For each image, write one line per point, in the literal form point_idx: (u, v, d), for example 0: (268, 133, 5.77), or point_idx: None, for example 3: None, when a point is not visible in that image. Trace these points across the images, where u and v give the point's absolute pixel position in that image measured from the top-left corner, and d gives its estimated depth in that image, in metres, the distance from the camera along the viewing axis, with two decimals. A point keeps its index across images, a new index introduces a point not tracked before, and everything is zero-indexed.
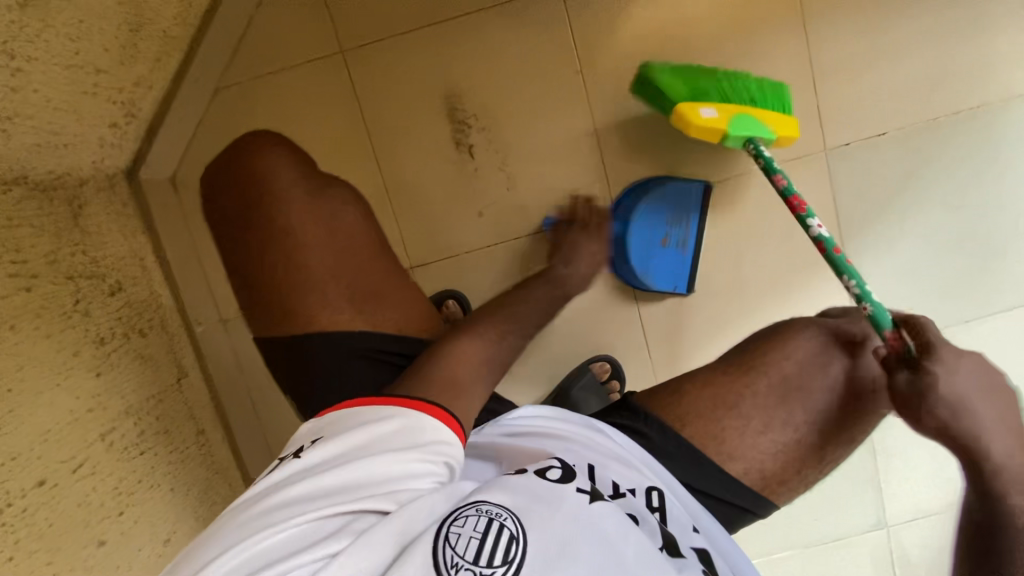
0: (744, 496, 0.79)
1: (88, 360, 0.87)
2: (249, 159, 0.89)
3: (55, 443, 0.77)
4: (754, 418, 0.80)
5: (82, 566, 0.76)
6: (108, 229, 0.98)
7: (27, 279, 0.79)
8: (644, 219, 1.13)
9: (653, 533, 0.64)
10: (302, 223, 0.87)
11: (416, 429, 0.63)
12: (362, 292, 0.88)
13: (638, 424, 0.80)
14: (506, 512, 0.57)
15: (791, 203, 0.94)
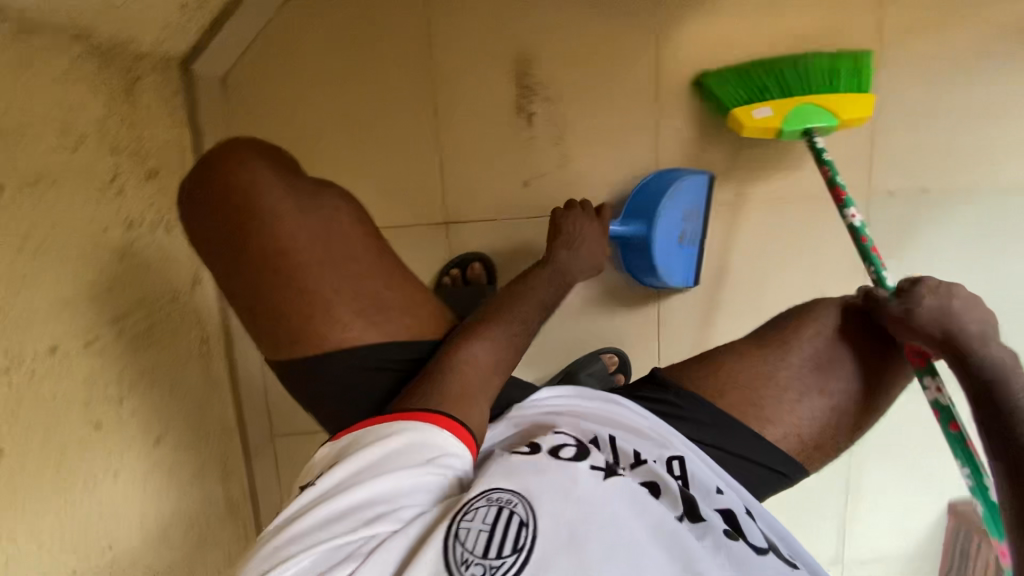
0: (778, 461, 0.81)
1: (115, 240, 0.83)
2: (224, 171, 0.74)
3: (72, 313, 0.73)
4: (792, 397, 0.81)
5: (78, 444, 0.73)
6: (153, 112, 0.94)
7: (73, 141, 0.75)
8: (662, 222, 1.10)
9: (675, 500, 0.64)
10: (293, 231, 0.74)
11: (425, 443, 0.60)
12: (368, 298, 0.77)
13: (666, 395, 0.84)
14: (516, 499, 0.54)
15: (835, 191, 0.96)
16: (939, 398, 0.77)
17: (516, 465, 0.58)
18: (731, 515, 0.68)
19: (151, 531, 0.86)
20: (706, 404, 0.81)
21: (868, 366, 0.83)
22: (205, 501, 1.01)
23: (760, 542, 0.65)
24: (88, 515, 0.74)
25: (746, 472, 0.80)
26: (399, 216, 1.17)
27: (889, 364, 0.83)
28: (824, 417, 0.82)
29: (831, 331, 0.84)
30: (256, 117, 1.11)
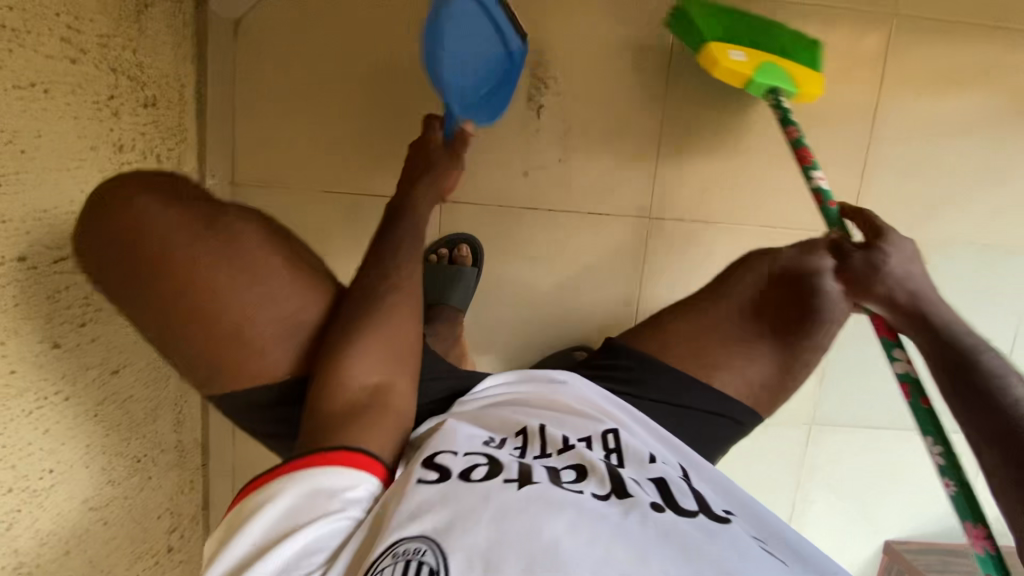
0: (727, 407, 0.83)
1: (101, 161, 0.81)
2: (106, 213, 0.65)
3: (48, 226, 0.71)
4: (736, 354, 0.84)
5: (32, 360, 0.70)
6: (161, 41, 0.93)
7: (75, 52, 0.73)
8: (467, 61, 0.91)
9: (602, 480, 0.60)
10: (194, 268, 0.66)
11: (324, 486, 0.56)
12: (288, 321, 0.71)
13: (620, 361, 0.87)
14: (425, 545, 0.50)
15: (800, 152, 0.99)
16: (909, 370, 0.82)
17: (424, 501, 0.54)
18: (663, 481, 0.63)
19: (94, 465, 0.83)
20: (649, 360, 0.85)
21: (815, 319, 0.84)
22: (154, 444, 0.98)
23: (692, 506, 0.59)
24: (30, 436, 0.71)
25: (695, 422, 0.82)
26: (394, 187, 1.16)
27: (832, 314, 0.85)
28: (778, 385, 0.85)
29: (764, 283, 0.87)
30: (266, 65, 1.10)
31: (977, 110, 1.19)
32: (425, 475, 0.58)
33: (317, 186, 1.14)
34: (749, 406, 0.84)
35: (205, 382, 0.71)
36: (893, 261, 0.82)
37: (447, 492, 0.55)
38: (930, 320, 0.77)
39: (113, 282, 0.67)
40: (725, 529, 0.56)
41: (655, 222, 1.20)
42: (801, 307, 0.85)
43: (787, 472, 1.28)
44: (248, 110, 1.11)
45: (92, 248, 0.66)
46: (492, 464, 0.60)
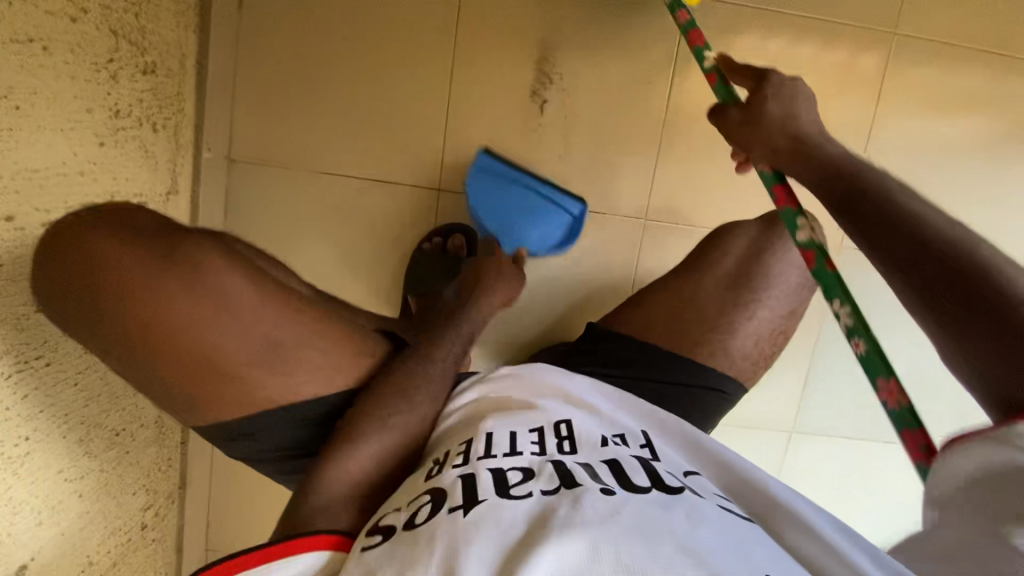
0: (710, 381, 0.87)
1: (97, 125, 0.79)
2: (72, 252, 0.63)
3: (39, 186, 0.70)
4: (717, 329, 0.88)
5: (14, 323, 0.68)
6: (164, 7, 0.91)
7: (76, 11, 0.72)
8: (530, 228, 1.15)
9: (550, 476, 0.56)
10: (156, 303, 0.62)
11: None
12: (259, 344, 0.67)
13: (601, 343, 0.91)
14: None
15: (690, 35, 0.86)
16: (811, 236, 0.65)
17: (370, 562, 0.49)
18: (616, 462, 0.59)
19: (71, 436, 0.81)
20: (626, 339, 0.91)
21: (786, 291, 0.89)
22: (133, 419, 0.96)
23: (645, 482, 0.55)
24: (8, 401, 0.69)
25: (677, 395, 0.86)
26: (393, 173, 1.15)
27: (802, 286, 0.90)
28: (758, 358, 0.90)
29: (740, 254, 0.91)
30: (269, 40, 1.08)
31: (968, 133, 1.22)
32: (368, 541, 0.53)
33: (315, 167, 1.13)
34: (732, 376, 0.88)
35: (191, 413, 0.70)
36: (774, 100, 0.69)
37: (397, 541, 0.51)
38: (859, 185, 0.56)
39: (81, 321, 0.64)
40: (681, 498, 0.52)
41: (650, 223, 1.21)
42: (773, 279, 0.89)
43: None
44: (248, 85, 1.09)
45: (59, 286, 0.64)
46: (434, 498, 0.55)
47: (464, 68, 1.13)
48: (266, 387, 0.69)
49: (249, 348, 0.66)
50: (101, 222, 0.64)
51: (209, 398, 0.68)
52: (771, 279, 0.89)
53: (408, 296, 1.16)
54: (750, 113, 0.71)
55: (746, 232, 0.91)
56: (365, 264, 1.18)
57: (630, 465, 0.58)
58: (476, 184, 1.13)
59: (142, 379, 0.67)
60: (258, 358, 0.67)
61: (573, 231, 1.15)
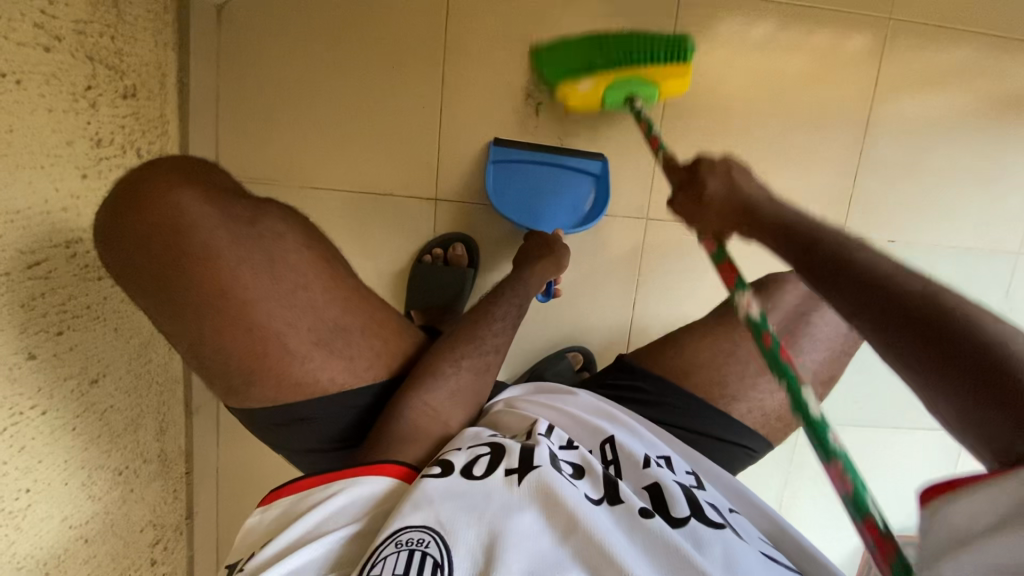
0: (746, 439, 0.83)
1: (79, 157, 0.75)
2: (149, 202, 0.60)
3: (22, 228, 0.66)
4: (756, 382, 0.83)
5: (5, 373, 0.65)
6: (141, 26, 0.86)
7: (49, 39, 0.68)
8: (554, 200, 1.13)
9: (597, 482, 0.64)
10: (234, 270, 0.63)
11: (348, 500, 0.60)
12: (324, 329, 0.69)
13: (639, 383, 0.85)
14: (428, 537, 0.55)
15: (645, 128, 0.94)
16: (750, 314, 0.65)
17: (429, 492, 0.59)
18: (657, 487, 0.65)
19: (73, 481, 0.79)
20: (673, 389, 0.83)
21: (828, 353, 0.85)
22: (137, 454, 0.93)
23: (684, 512, 0.62)
24: (6, 454, 0.66)
25: (711, 450, 0.82)
26: (389, 184, 1.12)
27: (843, 351, 0.86)
28: (789, 419, 0.85)
29: (786, 309, 0.85)
30: (253, 55, 1.04)
31: (963, 115, 1.21)
32: (428, 471, 0.63)
33: (307, 182, 1.10)
34: (763, 437, 0.84)
35: (241, 391, 0.69)
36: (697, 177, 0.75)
37: (453, 489, 0.60)
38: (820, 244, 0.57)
39: (142, 283, 0.62)
40: (718, 535, 0.59)
41: (653, 223, 1.19)
42: (816, 340, 0.84)
43: (775, 471, 1.30)
44: (233, 101, 1.05)
45: (114, 240, 0.61)
46: (492, 452, 0.66)
47: (456, 73, 1.09)
48: (326, 369, 0.70)
49: (318, 327, 0.69)
50: (185, 175, 0.63)
51: (264, 376, 0.67)
52: (813, 336, 0.84)
53: (411, 309, 1.16)
54: (698, 193, 0.74)
55: (799, 285, 0.85)
56: (366, 278, 1.15)
57: (669, 492, 0.64)
58: (498, 182, 1.12)
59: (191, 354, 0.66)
60: (322, 341, 0.69)
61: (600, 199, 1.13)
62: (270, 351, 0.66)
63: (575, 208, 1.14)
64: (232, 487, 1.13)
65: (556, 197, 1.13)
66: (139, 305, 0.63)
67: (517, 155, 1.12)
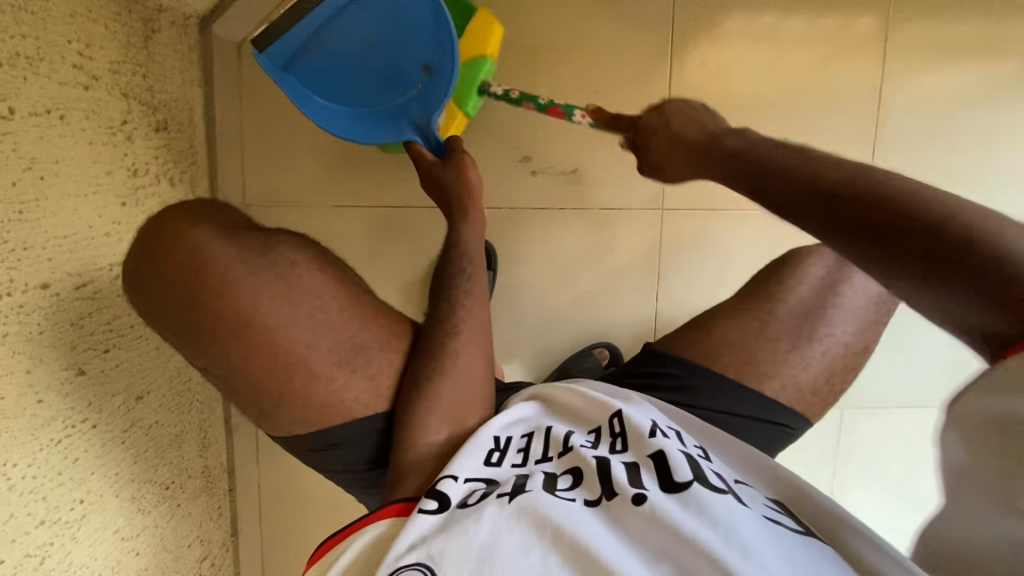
0: (779, 416, 0.80)
1: (119, 186, 0.81)
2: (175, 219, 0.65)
3: (69, 251, 0.71)
4: (788, 360, 0.80)
5: (57, 388, 0.69)
6: (169, 65, 0.93)
7: (88, 78, 0.74)
8: (367, 86, 0.87)
9: (592, 484, 0.59)
10: (254, 298, 0.65)
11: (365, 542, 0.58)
12: (344, 335, 0.70)
13: (665, 367, 0.84)
14: (421, 571, 0.51)
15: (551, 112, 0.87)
16: None
17: (423, 532, 0.55)
18: (661, 455, 0.61)
19: (123, 494, 0.82)
20: (700, 370, 0.81)
21: (861, 325, 0.82)
22: (181, 470, 0.96)
23: (687, 476, 0.57)
24: (59, 466, 0.70)
25: (746, 432, 0.80)
26: (406, 197, 1.15)
27: (877, 320, 0.82)
28: (826, 395, 0.82)
29: (814, 284, 0.82)
30: (270, 84, 1.09)
31: (982, 81, 1.18)
32: (424, 504, 0.59)
33: (329, 202, 1.14)
34: (799, 412, 0.81)
35: (266, 411, 0.71)
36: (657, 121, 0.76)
37: (448, 524, 0.56)
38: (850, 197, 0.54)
39: (171, 310, 0.65)
40: (723, 496, 0.55)
41: (669, 215, 1.19)
42: (848, 310, 0.81)
43: (822, 457, 1.27)
44: (255, 132, 1.11)
45: (143, 281, 0.65)
46: (488, 485, 0.61)
47: None
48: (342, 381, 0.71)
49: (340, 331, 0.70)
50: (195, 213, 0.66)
51: (288, 383, 0.68)
52: (844, 307, 0.81)
53: None
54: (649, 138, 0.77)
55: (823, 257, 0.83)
56: (391, 289, 1.18)
57: (674, 458, 0.60)
58: (303, 92, 0.86)
59: (215, 374, 0.67)
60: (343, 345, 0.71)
61: (431, 16, 0.82)
62: (296, 351, 0.67)
63: (429, 66, 0.86)
64: (273, 505, 1.15)
65: (373, 75, 0.86)
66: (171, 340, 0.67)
67: (300, 42, 0.82)
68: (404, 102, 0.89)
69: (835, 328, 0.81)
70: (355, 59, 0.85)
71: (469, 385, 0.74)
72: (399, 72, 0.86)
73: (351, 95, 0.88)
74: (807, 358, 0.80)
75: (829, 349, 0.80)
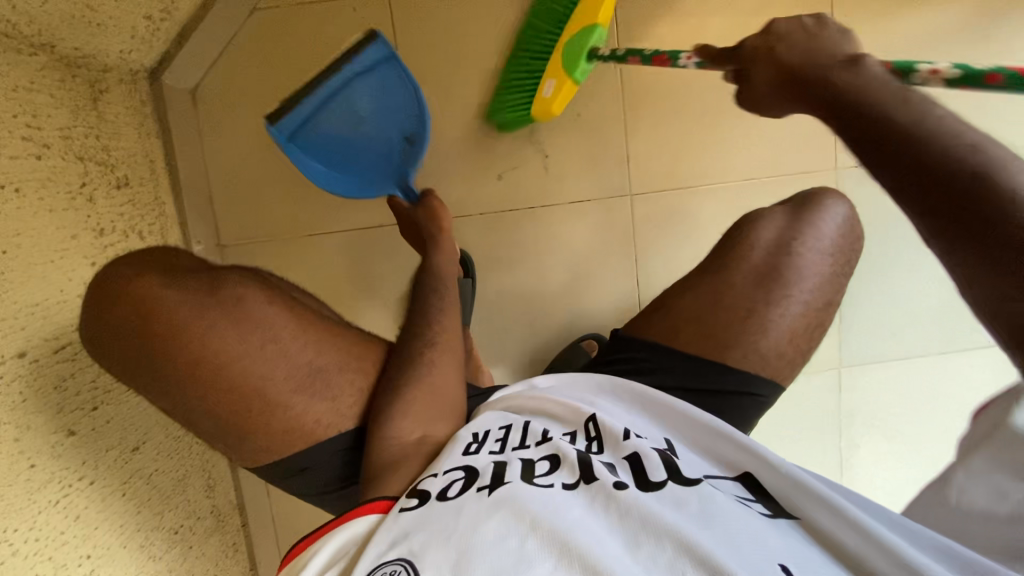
0: (742, 383, 0.79)
1: (85, 247, 0.83)
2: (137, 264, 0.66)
3: (44, 318, 0.73)
4: (748, 327, 0.80)
5: (49, 451, 0.71)
6: (122, 121, 0.96)
7: (39, 148, 0.76)
8: (362, 154, 0.96)
9: (572, 467, 0.62)
10: (206, 336, 0.67)
11: (338, 546, 0.59)
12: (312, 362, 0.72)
13: (626, 350, 0.85)
14: (401, 567, 0.52)
15: (657, 61, 0.90)
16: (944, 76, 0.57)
17: (403, 528, 0.57)
18: (638, 458, 0.63)
19: (132, 543, 0.84)
20: (658, 349, 0.82)
21: (819, 283, 0.82)
22: (189, 512, 0.98)
23: (662, 476, 0.60)
24: (62, 525, 0.72)
25: (713, 403, 0.79)
26: (376, 215, 1.16)
27: (835, 274, 0.83)
28: (797, 364, 0.82)
29: (766, 246, 0.83)
30: (228, 125, 1.11)
31: (939, 22, 1.15)
32: (404, 503, 0.60)
33: (301, 232, 1.16)
34: (766, 377, 0.80)
35: (249, 446, 0.72)
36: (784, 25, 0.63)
37: (426, 512, 0.58)
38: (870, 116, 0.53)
39: (128, 356, 0.67)
40: (695, 493, 0.58)
41: (638, 199, 1.19)
42: (805, 269, 0.81)
43: (825, 420, 1.26)
44: (220, 173, 1.12)
45: (99, 335, 0.67)
46: (467, 475, 0.62)
47: None
48: (313, 407, 0.72)
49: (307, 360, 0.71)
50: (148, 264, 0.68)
51: (264, 414, 0.70)
52: (803, 269, 0.81)
53: None
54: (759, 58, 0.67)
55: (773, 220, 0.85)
56: (374, 308, 1.20)
57: (650, 461, 0.62)
58: (307, 157, 0.93)
59: (194, 415, 0.69)
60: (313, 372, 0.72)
61: (420, 95, 0.92)
62: (271, 383, 0.70)
63: (411, 138, 0.96)
64: (287, 534, 1.17)
65: (368, 144, 0.95)
66: (133, 376, 0.69)
67: (305, 116, 0.90)
68: (391, 168, 0.97)
69: (793, 289, 0.81)
70: (351, 129, 0.93)
71: (440, 395, 0.75)
72: (388, 145, 0.95)
73: (350, 163, 0.96)
74: (768, 323, 0.80)
75: (790, 312, 0.80)
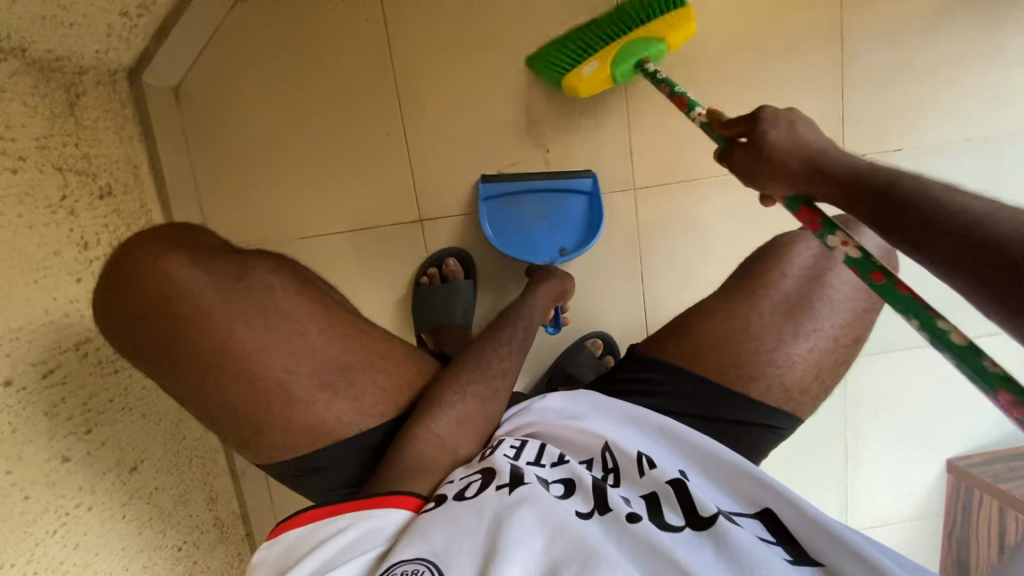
0: (765, 418, 0.79)
1: (69, 263, 0.79)
2: (140, 271, 0.62)
3: (30, 342, 0.70)
4: (774, 358, 0.78)
5: (43, 480, 0.69)
6: (102, 126, 0.91)
7: (15, 161, 0.71)
8: (506, 234, 1.12)
9: (586, 495, 0.60)
10: (220, 347, 0.63)
11: (361, 534, 0.56)
12: (315, 382, 0.69)
13: (648, 373, 0.82)
14: (424, 567, 0.51)
15: (677, 100, 0.87)
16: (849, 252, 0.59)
17: (422, 525, 0.56)
18: (655, 496, 0.62)
19: (134, 564, 0.83)
20: (685, 377, 0.80)
21: (849, 315, 0.80)
22: (192, 527, 0.97)
23: (679, 520, 0.58)
24: (61, 555, 0.70)
25: (736, 436, 0.79)
26: (372, 215, 1.12)
27: (867, 311, 0.81)
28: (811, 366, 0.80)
29: (799, 275, 0.81)
30: (215, 125, 1.06)
31: None
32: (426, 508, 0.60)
33: (294, 236, 1.11)
34: (788, 411, 0.79)
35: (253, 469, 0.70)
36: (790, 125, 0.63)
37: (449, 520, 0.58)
38: (875, 179, 0.53)
39: (146, 347, 0.64)
40: (711, 536, 0.56)
41: (641, 193, 1.16)
42: (835, 302, 0.79)
43: (831, 412, 1.26)
44: (208, 175, 1.08)
45: (115, 316, 0.63)
46: (485, 476, 0.63)
47: (406, 93, 1.08)
48: (318, 429, 0.70)
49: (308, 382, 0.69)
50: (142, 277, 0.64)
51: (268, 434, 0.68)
52: (832, 299, 0.80)
53: (421, 332, 1.15)
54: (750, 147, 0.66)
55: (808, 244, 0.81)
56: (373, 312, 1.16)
57: (667, 499, 0.61)
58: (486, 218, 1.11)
59: None
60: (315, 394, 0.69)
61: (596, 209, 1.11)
62: (275, 406, 0.67)
63: (564, 248, 1.12)
64: None
65: (543, 233, 1.12)
66: None
67: (507, 190, 1.11)
68: (541, 248, 1.12)
69: (823, 324, 0.79)
70: (539, 215, 1.12)
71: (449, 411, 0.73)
72: (544, 241, 1.12)
73: (502, 232, 1.11)
74: (795, 358, 0.79)
75: (816, 343, 0.79)
